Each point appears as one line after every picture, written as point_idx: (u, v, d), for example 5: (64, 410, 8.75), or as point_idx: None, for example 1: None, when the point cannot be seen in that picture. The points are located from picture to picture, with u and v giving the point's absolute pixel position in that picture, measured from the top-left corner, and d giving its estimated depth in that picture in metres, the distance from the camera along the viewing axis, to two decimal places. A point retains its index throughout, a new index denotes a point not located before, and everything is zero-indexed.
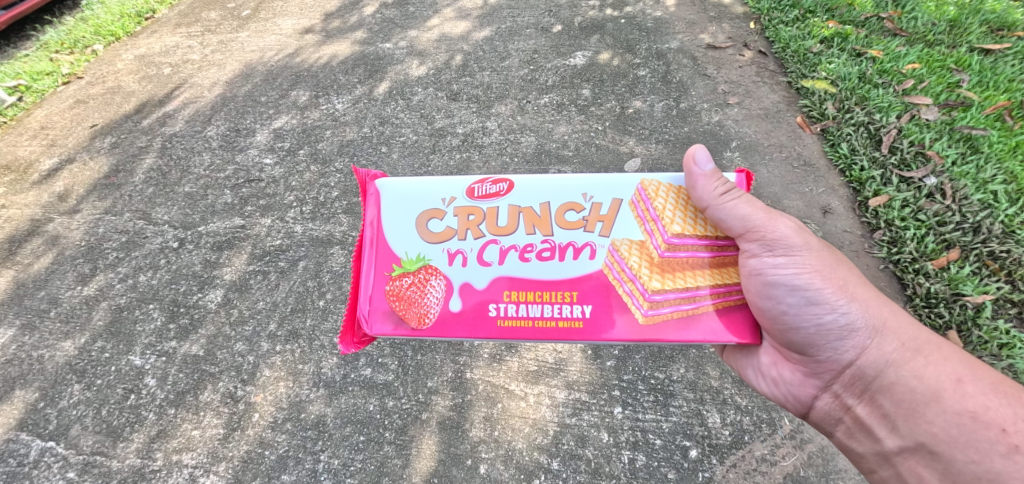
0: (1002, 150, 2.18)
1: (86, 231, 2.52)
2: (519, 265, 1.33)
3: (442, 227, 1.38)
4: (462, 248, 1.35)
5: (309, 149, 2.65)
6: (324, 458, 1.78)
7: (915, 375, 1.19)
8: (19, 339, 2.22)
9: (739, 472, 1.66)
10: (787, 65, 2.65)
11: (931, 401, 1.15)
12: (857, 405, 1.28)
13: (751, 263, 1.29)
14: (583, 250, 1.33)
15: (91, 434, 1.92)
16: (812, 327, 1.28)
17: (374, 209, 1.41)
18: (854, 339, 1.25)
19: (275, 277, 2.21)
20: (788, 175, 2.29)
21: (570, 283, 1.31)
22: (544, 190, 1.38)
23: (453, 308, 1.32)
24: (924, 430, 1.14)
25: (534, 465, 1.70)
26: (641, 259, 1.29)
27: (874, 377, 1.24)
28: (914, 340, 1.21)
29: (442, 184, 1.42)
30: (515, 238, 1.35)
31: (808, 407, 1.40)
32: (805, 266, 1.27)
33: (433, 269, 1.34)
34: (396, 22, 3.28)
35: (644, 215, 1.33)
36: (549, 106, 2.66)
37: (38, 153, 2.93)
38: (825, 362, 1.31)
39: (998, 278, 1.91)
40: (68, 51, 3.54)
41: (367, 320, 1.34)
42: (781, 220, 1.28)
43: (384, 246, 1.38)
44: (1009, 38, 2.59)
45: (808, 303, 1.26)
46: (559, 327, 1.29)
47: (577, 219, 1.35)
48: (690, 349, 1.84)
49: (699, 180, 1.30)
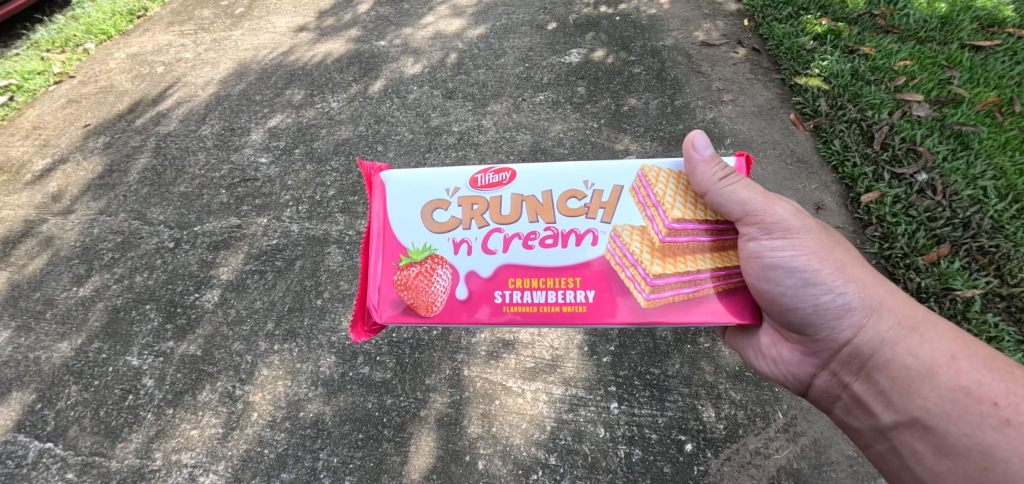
0: (992, 146, 2.21)
1: (80, 232, 2.51)
2: (522, 252, 1.34)
3: (447, 217, 1.39)
4: (467, 238, 1.36)
5: (305, 148, 2.65)
6: (323, 456, 1.79)
7: (910, 352, 1.20)
8: (15, 341, 2.22)
9: (734, 466, 1.68)
10: (780, 63, 2.67)
11: (925, 377, 1.17)
12: (854, 382, 1.30)
13: (750, 246, 1.30)
14: (585, 236, 1.34)
15: (89, 434, 1.93)
16: (810, 307, 1.30)
17: (380, 201, 1.42)
18: (851, 318, 1.27)
19: (272, 276, 2.21)
20: (781, 171, 2.31)
21: (572, 269, 1.32)
22: (546, 178, 1.39)
23: (461, 295, 1.33)
24: (918, 405, 1.16)
25: (531, 460, 1.71)
26: (643, 244, 1.30)
27: (870, 355, 1.25)
28: (909, 318, 1.23)
29: (446, 175, 1.42)
30: (518, 226, 1.36)
31: (806, 385, 1.42)
32: (804, 248, 1.28)
33: (440, 258, 1.35)
34: (390, 20, 3.28)
35: (644, 201, 1.34)
36: (544, 104, 2.67)
37: (30, 154, 2.91)
38: (823, 341, 1.33)
39: (987, 272, 1.94)
40: (60, 50, 3.51)
41: (376, 309, 1.35)
42: (779, 203, 1.29)
43: (391, 237, 1.39)
44: (999, 35, 2.62)
45: (806, 284, 1.28)
46: (563, 312, 1.30)
47: (579, 206, 1.36)
48: (684, 345, 1.88)
49: (698, 165, 1.31)
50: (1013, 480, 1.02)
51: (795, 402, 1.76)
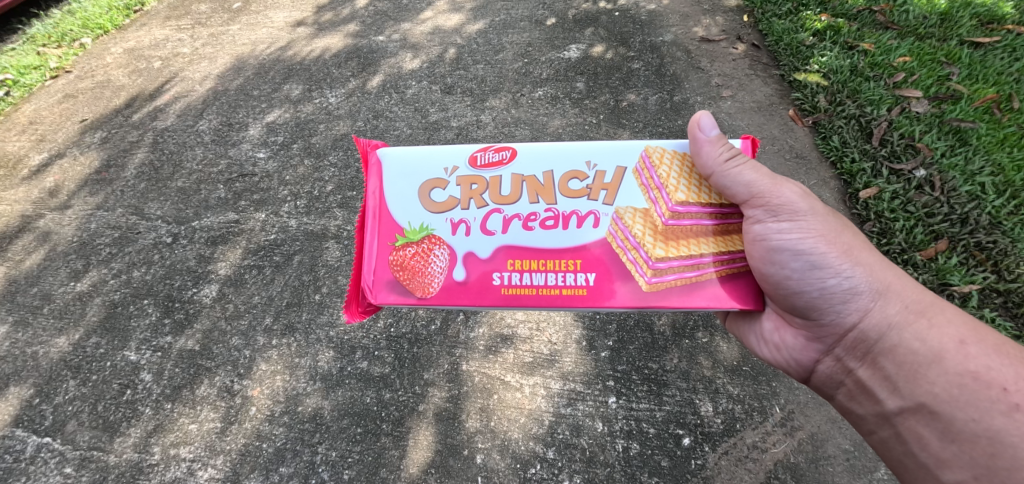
0: (991, 142, 2.22)
1: (77, 227, 2.50)
2: (522, 233, 1.34)
3: (445, 196, 1.38)
4: (466, 218, 1.36)
5: (303, 143, 2.64)
6: (323, 450, 1.79)
7: (918, 337, 1.21)
8: (12, 336, 2.22)
9: (731, 459, 1.69)
10: (780, 59, 2.66)
11: (933, 362, 1.17)
12: (859, 368, 1.30)
13: (756, 229, 1.30)
14: (587, 218, 1.34)
15: (87, 429, 1.93)
16: (816, 291, 1.30)
17: (376, 179, 1.41)
18: (858, 302, 1.27)
19: (270, 271, 2.21)
20: (779, 167, 2.32)
21: (573, 251, 1.32)
22: (547, 159, 1.38)
23: (458, 277, 1.33)
24: (925, 391, 1.16)
25: (529, 455, 1.72)
26: (645, 227, 1.30)
27: (877, 340, 1.26)
28: (917, 303, 1.23)
29: (444, 154, 1.42)
30: (518, 207, 1.35)
31: (810, 371, 1.43)
32: (810, 230, 1.29)
33: (437, 239, 1.35)
34: (388, 15, 3.26)
35: (648, 183, 1.34)
36: (543, 99, 2.66)
37: (26, 149, 2.90)
38: (828, 326, 1.34)
39: (984, 269, 1.95)
40: (55, 45, 3.48)
41: (372, 290, 1.35)
42: (786, 186, 1.30)
43: (387, 217, 1.39)
44: (999, 31, 2.62)
45: (812, 267, 1.28)
46: (562, 295, 1.30)
47: (581, 187, 1.35)
48: (683, 339, 1.88)
49: (703, 146, 1.32)
50: (1021, 465, 1.02)
51: (793, 396, 1.77)
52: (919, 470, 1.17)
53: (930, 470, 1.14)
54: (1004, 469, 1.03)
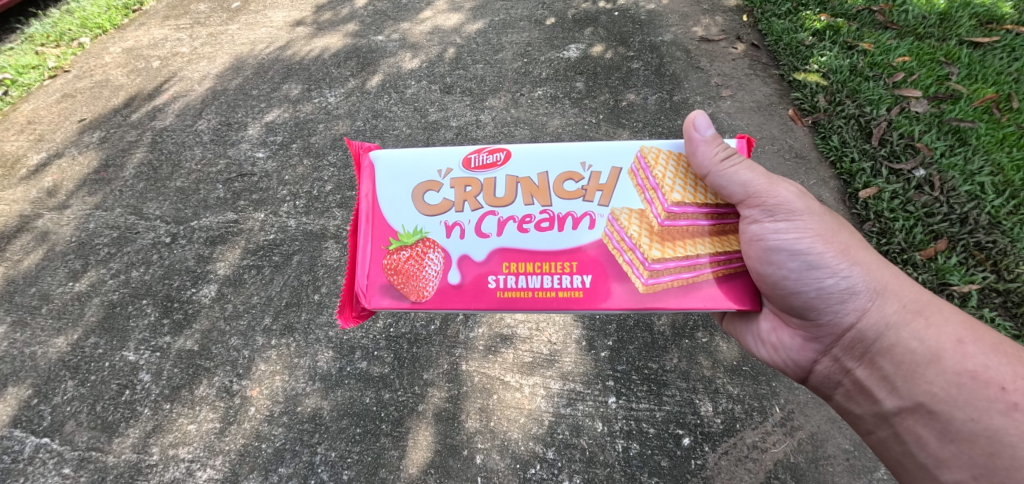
0: (990, 141, 2.22)
1: (75, 227, 2.50)
2: (517, 235, 1.34)
3: (439, 199, 1.38)
4: (460, 221, 1.36)
5: (302, 143, 2.64)
6: (322, 450, 1.79)
7: (916, 336, 1.20)
8: (10, 336, 2.21)
9: (731, 459, 1.69)
10: (779, 59, 2.66)
11: (931, 361, 1.17)
12: (856, 368, 1.30)
13: (752, 229, 1.30)
14: (582, 219, 1.33)
15: (85, 430, 1.92)
16: (813, 291, 1.30)
17: (369, 182, 1.41)
18: (855, 302, 1.27)
19: (269, 271, 2.21)
20: (779, 167, 2.32)
21: (569, 253, 1.32)
22: (542, 160, 1.38)
23: (453, 280, 1.33)
24: (923, 390, 1.16)
25: (529, 455, 1.72)
26: (641, 228, 1.30)
27: (874, 340, 1.25)
28: (915, 302, 1.23)
29: (437, 156, 1.41)
30: (513, 209, 1.35)
31: (807, 371, 1.43)
32: (807, 230, 1.29)
33: (431, 242, 1.35)
34: (388, 15, 3.26)
35: (643, 183, 1.33)
36: (543, 99, 2.66)
37: (25, 148, 2.89)
38: (825, 326, 1.34)
39: (984, 268, 1.95)
40: (55, 44, 3.47)
41: (366, 294, 1.35)
42: (782, 185, 1.30)
43: (380, 220, 1.38)
44: (998, 31, 2.62)
45: (809, 267, 1.28)
46: (558, 297, 1.30)
47: (576, 189, 1.35)
48: (682, 339, 1.88)
49: (699, 146, 1.31)
50: (1020, 464, 1.02)
51: (793, 396, 1.77)
52: (918, 470, 1.17)
53: (929, 469, 1.14)
54: (1003, 468, 1.03)
